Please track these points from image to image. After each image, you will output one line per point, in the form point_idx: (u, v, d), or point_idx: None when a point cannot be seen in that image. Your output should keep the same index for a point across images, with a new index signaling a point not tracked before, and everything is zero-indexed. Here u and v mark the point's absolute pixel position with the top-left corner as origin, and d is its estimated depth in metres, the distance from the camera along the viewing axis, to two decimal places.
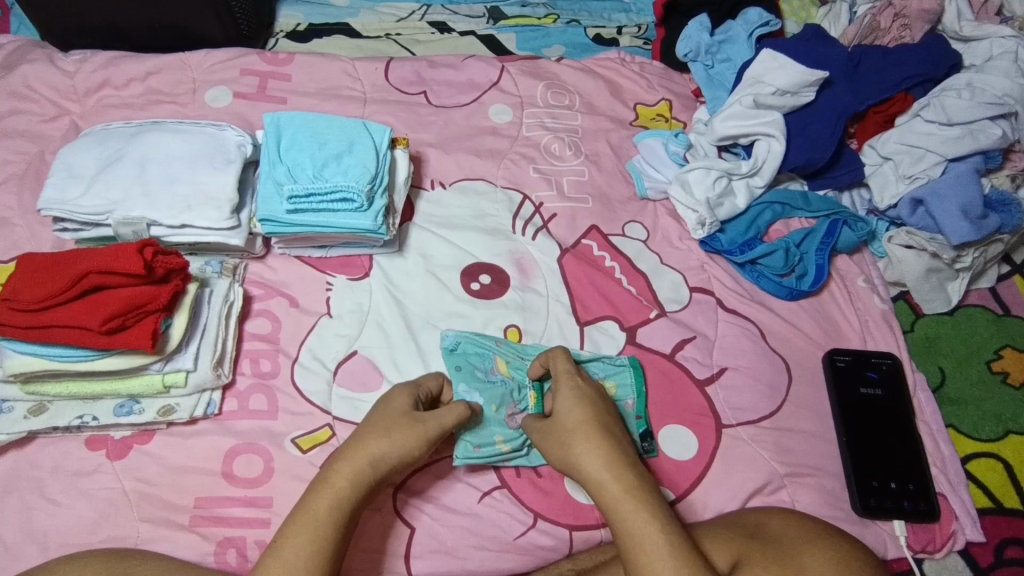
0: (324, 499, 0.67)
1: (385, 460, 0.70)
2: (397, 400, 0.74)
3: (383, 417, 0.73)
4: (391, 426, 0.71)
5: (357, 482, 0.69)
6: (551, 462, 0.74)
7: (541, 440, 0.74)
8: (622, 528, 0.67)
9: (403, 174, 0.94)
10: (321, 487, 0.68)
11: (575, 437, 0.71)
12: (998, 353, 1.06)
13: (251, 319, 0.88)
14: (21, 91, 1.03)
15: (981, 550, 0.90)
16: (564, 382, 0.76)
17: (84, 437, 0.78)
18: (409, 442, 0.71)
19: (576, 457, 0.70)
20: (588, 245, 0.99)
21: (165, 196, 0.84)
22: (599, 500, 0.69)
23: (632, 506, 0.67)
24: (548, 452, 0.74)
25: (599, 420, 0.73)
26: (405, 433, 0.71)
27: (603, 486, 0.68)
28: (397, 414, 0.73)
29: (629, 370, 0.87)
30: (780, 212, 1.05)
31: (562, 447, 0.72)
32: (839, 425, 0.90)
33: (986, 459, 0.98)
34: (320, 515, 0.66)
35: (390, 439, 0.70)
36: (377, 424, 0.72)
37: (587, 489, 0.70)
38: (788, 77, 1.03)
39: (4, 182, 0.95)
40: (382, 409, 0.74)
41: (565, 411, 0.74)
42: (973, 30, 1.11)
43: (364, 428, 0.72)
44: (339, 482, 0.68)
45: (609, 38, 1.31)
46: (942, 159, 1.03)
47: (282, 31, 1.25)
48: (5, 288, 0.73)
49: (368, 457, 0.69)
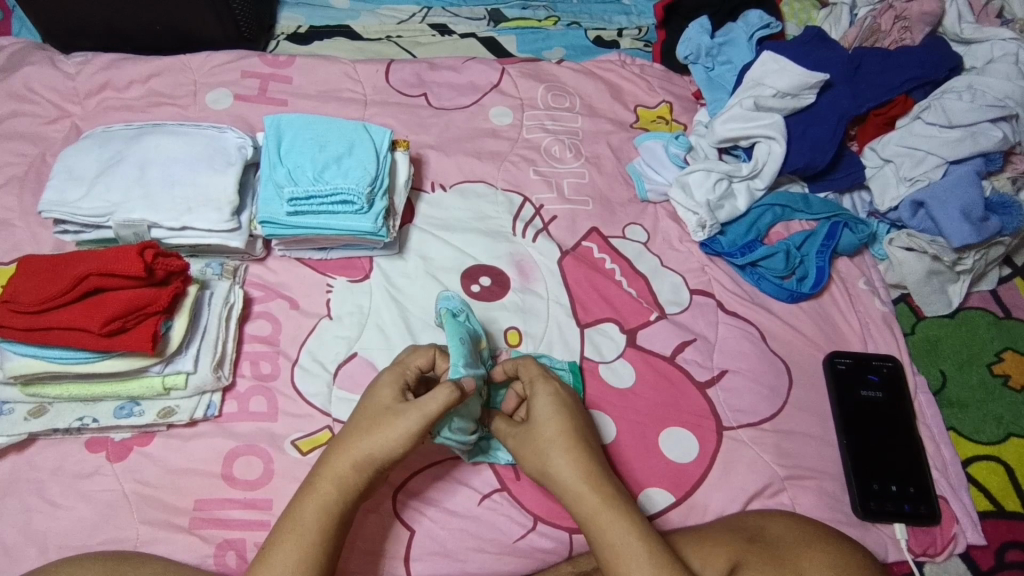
0: (310, 502, 0.67)
1: (369, 460, 0.69)
2: (383, 392, 0.72)
3: (367, 414, 0.71)
4: (373, 425, 0.69)
5: (342, 486, 0.68)
6: (528, 470, 0.73)
7: (518, 448, 0.74)
8: (600, 537, 0.67)
9: (403, 176, 0.94)
10: (309, 491, 0.68)
11: (554, 446, 0.71)
12: (999, 356, 1.06)
13: (251, 321, 0.88)
14: (22, 93, 1.03)
15: (982, 553, 0.90)
16: (537, 387, 0.76)
17: (84, 439, 0.78)
18: (390, 440, 0.68)
19: (553, 466, 0.70)
20: (588, 247, 0.99)
21: (165, 199, 0.84)
22: (577, 509, 0.69)
23: (610, 515, 0.67)
24: (525, 460, 0.73)
25: (575, 427, 0.73)
26: (384, 427, 0.69)
27: (581, 495, 0.69)
28: (380, 409, 0.71)
29: (569, 373, 0.86)
30: (780, 214, 1.05)
31: (540, 456, 0.71)
32: (840, 428, 0.90)
33: (987, 462, 0.98)
34: (308, 519, 0.66)
35: (372, 437, 0.69)
36: (360, 423, 0.70)
37: (565, 498, 0.70)
38: (789, 80, 1.03)
39: (5, 184, 0.95)
40: (368, 403, 0.72)
41: (542, 418, 0.73)
42: (974, 32, 1.11)
43: (350, 426, 0.71)
44: (325, 485, 0.68)
45: (609, 40, 1.31)
46: (942, 162, 1.02)
47: (283, 34, 1.25)
48: (6, 290, 0.73)
49: (352, 459, 0.69)
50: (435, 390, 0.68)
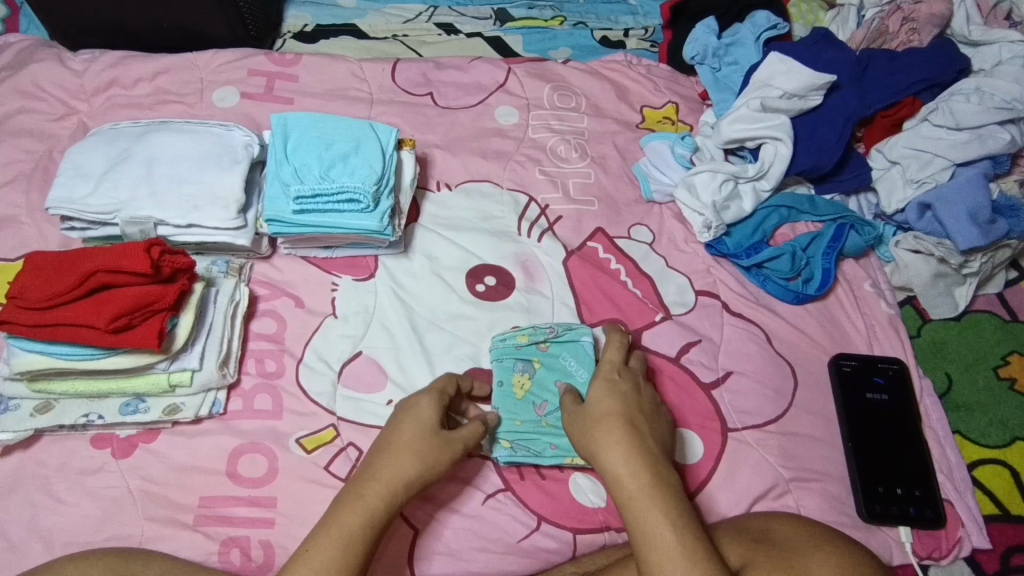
0: (358, 513, 0.67)
1: (417, 481, 0.71)
2: (427, 413, 0.74)
3: (416, 435, 0.73)
4: (427, 448, 0.72)
5: (389, 502, 0.69)
6: (578, 449, 0.76)
7: (571, 426, 0.77)
8: (635, 520, 0.68)
9: (409, 176, 0.94)
10: (356, 502, 0.68)
11: (598, 430, 0.74)
12: (1005, 359, 1.06)
13: (257, 318, 0.88)
14: (30, 90, 1.03)
15: (987, 557, 0.90)
16: (603, 374, 0.80)
17: (90, 436, 0.79)
18: (442, 464, 0.72)
19: (602, 445, 0.73)
20: (594, 248, 0.99)
21: (172, 196, 0.85)
22: (620, 489, 0.70)
23: (651, 497, 0.69)
24: (575, 437, 0.76)
25: (626, 414, 0.75)
26: (437, 453, 0.72)
27: (625, 477, 0.70)
28: (430, 432, 0.73)
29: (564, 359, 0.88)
30: (785, 216, 1.05)
31: (591, 434, 0.74)
32: (845, 431, 0.89)
33: (993, 466, 0.97)
34: (354, 530, 0.67)
35: (426, 460, 0.71)
36: (411, 443, 0.72)
37: (608, 478, 0.71)
38: (797, 81, 1.03)
39: (12, 181, 0.95)
40: (410, 424, 0.74)
41: (595, 404, 0.77)
42: (982, 34, 1.11)
43: (398, 446, 0.72)
44: (374, 499, 0.69)
45: (616, 41, 1.31)
46: (950, 164, 1.02)
47: (290, 32, 1.25)
48: (14, 286, 0.74)
49: (403, 479, 0.70)
50: (472, 425, 0.76)
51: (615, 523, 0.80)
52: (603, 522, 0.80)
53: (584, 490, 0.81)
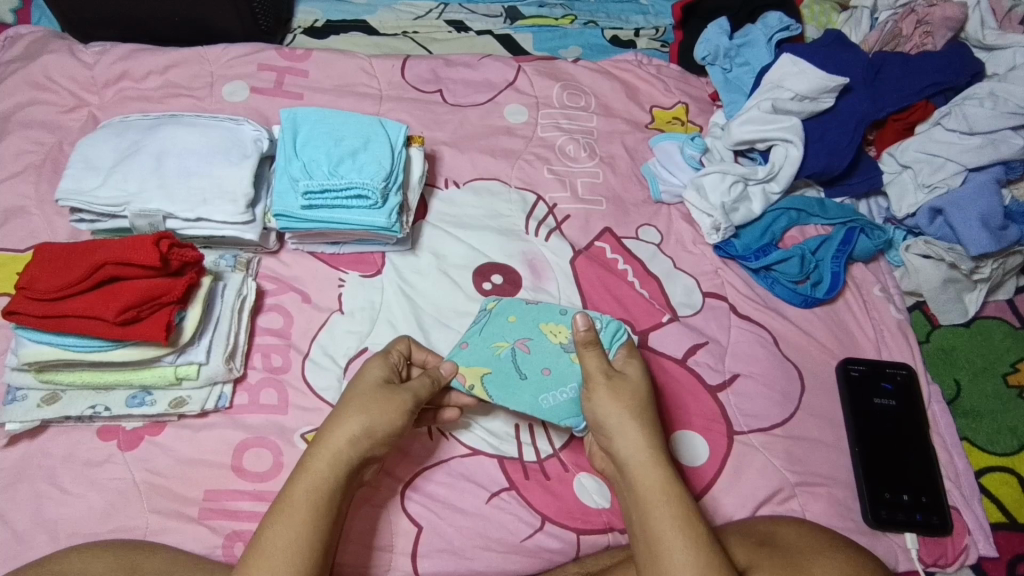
0: (302, 481, 0.66)
1: (364, 435, 0.69)
2: (371, 373, 0.74)
3: (359, 392, 0.72)
4: (367, 403, 0.70)
5: (335, 463, 0.67)
6: (604, 416, 0.73)
7: (606, 391, 0.73)
8: (667, 501, 0.67)
9: (417, 172, 0.93)
10: (301, 473, 0.66)
11: (635, 404, 0.73)
12: (1015, 367, 1.05)
13: (264, 313, 0.88)
14: (41, 82, 1.04)
15: (994, 565, 0.89)
16: (631, 359, 0.78)
17: (96, 428, 0.79)
18: (387, 415, 0.70)
19: (640, 424, 0.71)
20: (601, 248, 0.98)
21: (181, 189, 0.85)
22: (646, 471, 0.69)
23: (678, 486, 0.68)
24: (609, 403, 0.73)
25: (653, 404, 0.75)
26: (383, 406, 0.71)
27: (652, 464, 0.69)
28: (373, 387, 0.73)
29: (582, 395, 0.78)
30: (795, 219, 1.04)
31: (631, 409, 0.72)
32: (852, 435, 0.89)
33: (1001, 473, 0.97)
34: (299, 498, 0.64)
35: (368, 413, 0.70)
36: (351, 401, 0.71)
37: (632, 460, 0.70)
38: (808, 83, 1.02)
39: (21, 172, 0.96)
40: (357, 386, 0.73)
41: (631, 380, 0.75)
42: (997, 38, 1.10)
43: (341, 407, 0.71)
44: (318, 465, 0.66)
45: (626, 40, 1.30)
46: (962, 168, 1.02)
47: (300, 27, 1.25)
48: (23, 277, 0.74)
49: (346, 437, 0.68)
50: (421, 377, 0.75)
51: (619, 524, 0.80)
52: (608, 523, 0.80)
53: (589, 491, 0.81)
